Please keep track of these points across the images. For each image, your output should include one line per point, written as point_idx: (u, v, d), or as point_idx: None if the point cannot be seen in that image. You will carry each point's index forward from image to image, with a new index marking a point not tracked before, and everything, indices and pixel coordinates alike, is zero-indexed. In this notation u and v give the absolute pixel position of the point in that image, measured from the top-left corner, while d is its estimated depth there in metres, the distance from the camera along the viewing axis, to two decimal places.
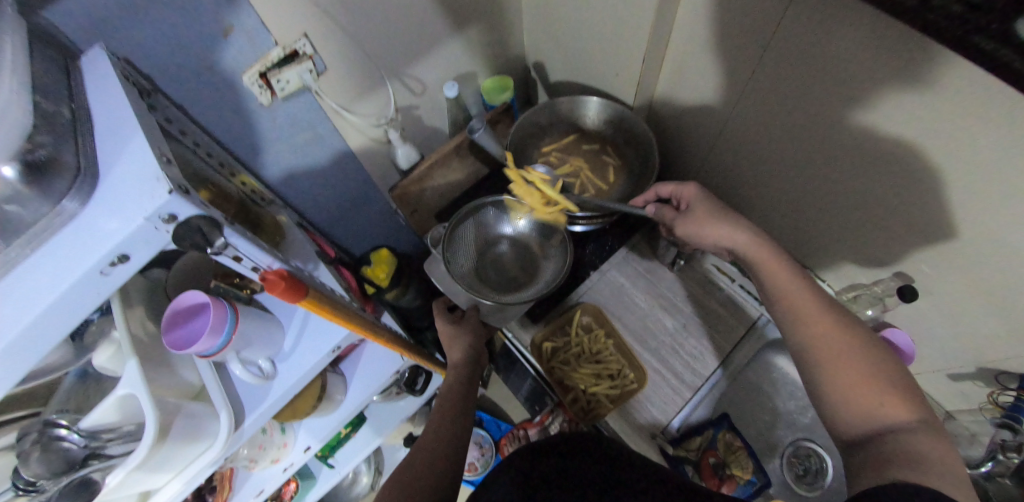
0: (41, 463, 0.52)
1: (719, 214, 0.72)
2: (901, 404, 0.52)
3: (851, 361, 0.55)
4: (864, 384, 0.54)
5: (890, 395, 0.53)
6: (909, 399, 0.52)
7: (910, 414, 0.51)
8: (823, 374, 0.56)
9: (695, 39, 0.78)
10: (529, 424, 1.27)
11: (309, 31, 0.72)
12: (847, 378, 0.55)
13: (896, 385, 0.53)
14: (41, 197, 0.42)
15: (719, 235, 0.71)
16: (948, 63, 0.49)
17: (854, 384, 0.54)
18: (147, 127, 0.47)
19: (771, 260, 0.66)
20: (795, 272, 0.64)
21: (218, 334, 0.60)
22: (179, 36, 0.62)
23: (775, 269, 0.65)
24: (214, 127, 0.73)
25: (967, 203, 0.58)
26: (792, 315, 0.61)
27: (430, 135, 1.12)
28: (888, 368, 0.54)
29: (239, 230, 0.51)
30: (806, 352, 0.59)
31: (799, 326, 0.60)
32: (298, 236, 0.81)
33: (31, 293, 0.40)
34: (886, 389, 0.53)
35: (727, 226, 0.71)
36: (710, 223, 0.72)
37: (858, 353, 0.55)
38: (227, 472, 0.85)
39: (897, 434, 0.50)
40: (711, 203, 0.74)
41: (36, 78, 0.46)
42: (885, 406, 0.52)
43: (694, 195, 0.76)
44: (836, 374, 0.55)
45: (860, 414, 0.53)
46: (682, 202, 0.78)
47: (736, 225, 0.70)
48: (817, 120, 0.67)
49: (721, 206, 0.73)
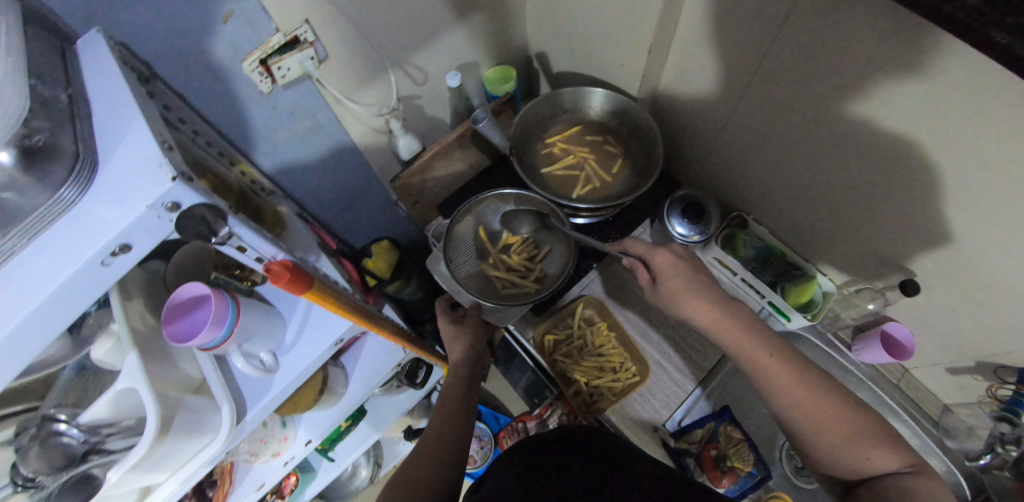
0: (41, 459, 0.51)
1: (692, 287, 0.68)
2: (887, 451, 0.53)
3: (832, 422, 0.55)
4: (847, 442, 0.54)
5: (874, 447, 0.53)
6: (892, 444, 0.53)
7: (897, 460, 0.52)
8: (806, 437, 0.57)
9: (700, 30, 0.77)
10: (528, 417, 1.27)
11: (311, 17, 0.70)
12: (830, 442, 0.55)
13: (877, 434, 0.54)
14: (35, 184, 0.41)
15: (694, 311, 0.67)
16: (959, 58, 0.49)
17: (840, 442, 0.54)
18: (148, 112, 0.46)
19: (738, 333, 0.64)
20: (761, 338, 0.63)
21: (220, 327, 0.58)
22: (177, 20, 0.60)
23: (746, 345, 0.63)
24: (213, 115, 0.72)
25: (974, 200, 0.58)
26: (766, 385, 0.60)
27: (431, 126, 1.10)
28: (865, 423, 0.55)
29: (243, 220, 0.50)
30: (788, 418, 0.58)
31: (774, 397, 0.59)
32: (299, 227, 0.79)
33: (30, 284, 0.39)
34: (870, 439, 0.53)
35: (699, 302, 0.67)
36: (687, 296, 0.68)
37: (836, 412, 0.55)
38: (226, 467, 0.83)
39: (893, 480, 0.51)
40: (686, 266, 0.70)
41: (31, 61, 0.44)
42: (871, 459, 0.53)
43: (667, 265, 0.71)
44: (820, 437, 0.55)
45: (849, 469, 0.54)
46: (654, 268, 0.72)
47: (704, 305, 0.67)
48: (826, 114, 0.67)
49: (692, 277, 0.69)
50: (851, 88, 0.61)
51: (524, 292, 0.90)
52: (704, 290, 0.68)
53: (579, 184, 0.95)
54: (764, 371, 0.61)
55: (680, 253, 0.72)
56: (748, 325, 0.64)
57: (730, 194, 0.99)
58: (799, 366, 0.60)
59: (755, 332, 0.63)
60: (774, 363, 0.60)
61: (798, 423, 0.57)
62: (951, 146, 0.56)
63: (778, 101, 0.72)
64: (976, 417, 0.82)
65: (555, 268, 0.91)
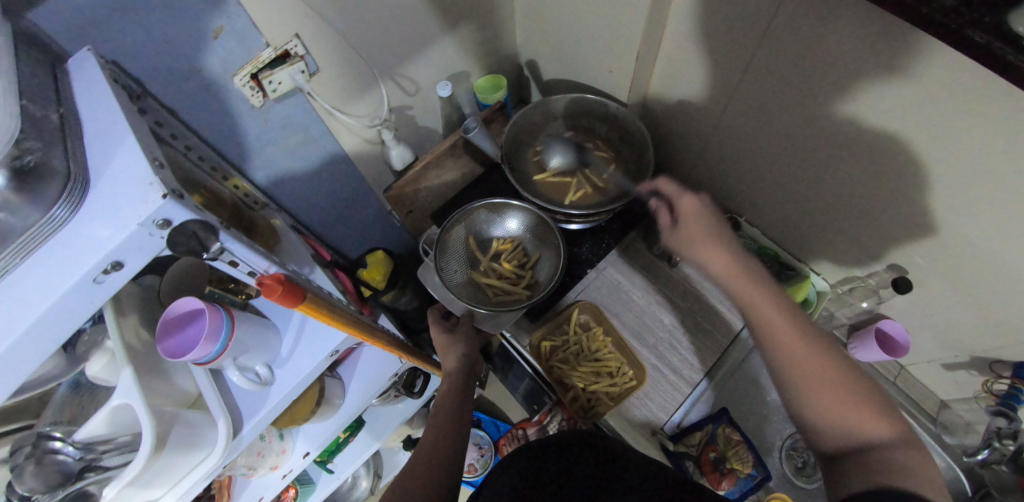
0: (36, 477, 0.50)
1: (709, 232, 0.68)
2: (879, 420, 0.51)
3: (829, 381, 0.53)
4: (841, 406, 0.52)
5: (866, 412, 0.52)
6: (884, 414, 0.52)
7: (888, 430, 0.51)
8: (803, 397, 0.54)
9: (686, 35, 0.78)
10: (527, 424, 1.28)
11: (301, 32, 0.71)
12: (827, 405, 0.53)
13: (871, 403, 0.52)
14: (28, 204, 0.41)
15: (707, 258, 0.67)
16: (940, 58, 0.50)
17: (831, 402, 0.52)
18: (139, 130, 0.46)
19: (742, 282, 0.64)
20: (768, 290, 0.62)
21: (214, 341, 0.59)
22: (168, 38, 0.61)
23: (752, 293, 0.62)
24: (205, 130, 0.72)
25: (959, 195, 0.59)
26: (773, 337, 0.58)
27: (423, 135, 1.11)
28: (861, 388, 0.53)
29: (235, 235, 0.50)
30: (785, 374, 0.56)
31: (775, 351, 0.57)
32: (293, 239, 0.80)
33: (22, 303, 0.39)
34: (863, 406, 0.52)
35: (711, 246, 0.67)
36: (699, 239, 0.68)
37: (835, 374, 0.53)
38: (225, 481, 0.83)
39: (881, 451, 0.49)
40: (707, 216, 0.70)
41: (23, 82, 0.45)
42: (863, 425, 0.51)
43: (692, 208, 0.71)
44: (813, 394, 0.53)
45: (842, 435, 0.52)
46: (677, 211, 0.73)
47: (716, 248, 0.67)
48: (811, 115, 0.68)
49: (712, 224, 0.69)
50: (834, 88, 0.62)
51: (515, 299, 0.91)
52: (718, 238, 0.68)
53: (570, 189, 0.96)
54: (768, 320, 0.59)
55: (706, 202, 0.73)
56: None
57: (721, 196, 0.99)
58: (802, 325, 0.58)
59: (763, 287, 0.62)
60: (778, 317, 0.59)
61: (795, 380, 0.55)
62: (934, 144, 0.57)
63: (765, 103, 0.73)
64: (973, 412, 0.82)
65: (545, 275, 0.92)
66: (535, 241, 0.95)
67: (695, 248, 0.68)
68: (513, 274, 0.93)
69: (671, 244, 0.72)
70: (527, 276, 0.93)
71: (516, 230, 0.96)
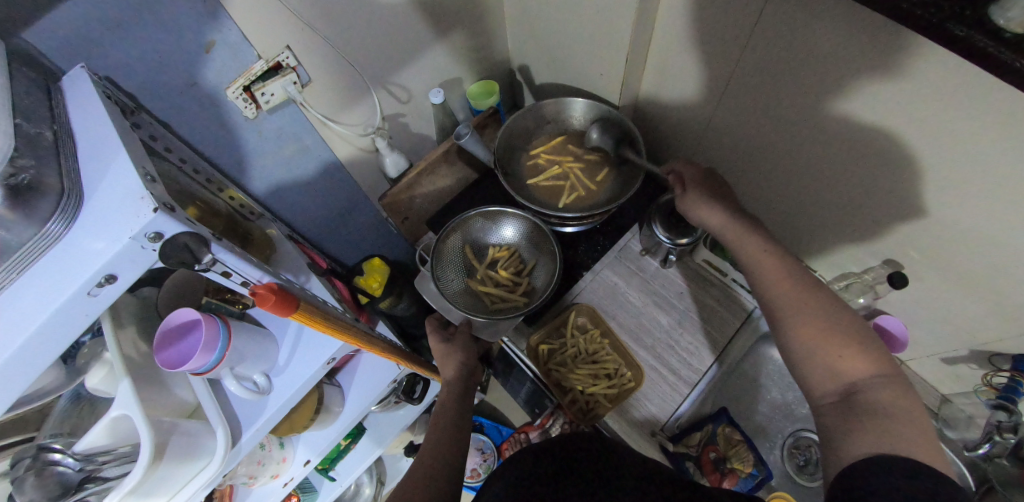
0: (37, 488, 0.50)
1: (706, 194, 0.72)
2: (859, 358, 0.52)
3: (812, 319, 0.55)
4: (824, 344, 0.53)
5: (848, 350, 0.52)
6: (867, 351, 0.52)
7: (869, 367, 0.51)
8: (791, 335, 0.56)
9: (674, 36, 0.79)
10: (529, 428, 1.30)
11: (293, 44, 0.73)
12: (811, 342, 0.54)
13: (855, 341, 0.53)
14: (23, 221, 0.42)
15: (705, 217, 0.71)
16: (924, 51, 0.50)
17: (814, 343, 0.54)
18: (131, 145, 0.47)
19: (734, 232, 0.67)
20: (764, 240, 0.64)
21: (211, 351, 0.59)
22: (161, 53, 0.62)
23: (748, 243, 0.65)
24: (199, 142, 0.73)
25: (948, 187, 0.59)
26: (764, 283, 0.62)
27: (418, 142, 1.12)
28: (845, 328, 0.54)
29: (227, 246, 0.51)
30: (777, 318, 0.59)
31: (768, 288, 0.61)
32: (289, 248, 0.81)
33: (18, 317, 0.40)
34: (848, 343, 0.53)
35: (704, 204, 0.71)
36: (699, 200, 0.72)
37: (817, 313, 0.55)
38: (226, 490, 0.83)
39: (862, 391, 0.50)
40: (707, 182, 0.74)
41: (18, 100, 0.46)
42: (843, 361, 0.52)
43: (693, 176, 0.75)
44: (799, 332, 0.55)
45: (825, 370, 0.53)
46: (682, 179, 0.76)
47: (709, 205, 0.71)
48: (800, 112, 0.68)
49: (710, 185, 0.73)
50: (821, 85, 0.62)
51: (512, 306, 0.91)
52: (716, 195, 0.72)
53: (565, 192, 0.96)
54: (762, 269, 0.63)
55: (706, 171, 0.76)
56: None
57: None
58: (791, 268, 0.61)
59: (757, 234, 0.65)
60: (774, 263, 0.62)
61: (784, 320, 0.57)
62: (923, 137, 0.57)
63: (754, 100, 0.73)
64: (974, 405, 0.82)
65: (542, 282, 0.92)
66: (532, 248, 0.96)
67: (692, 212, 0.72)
68: (510, 282, 0.94)
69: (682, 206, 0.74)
70: (523, 283, 0.93)
71: (512, 237, 0.97)
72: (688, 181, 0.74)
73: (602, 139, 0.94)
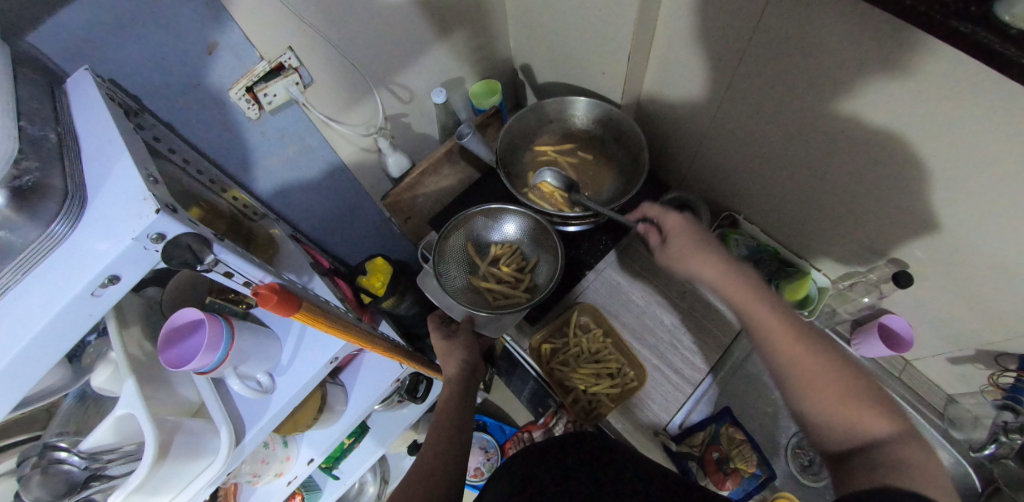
0: (42, 486, 0.51)
1: (702, 245, 0.68)
2: (881, 416, 0.51)
3: (828, 382, 0.53)
4: (844, 406, 0.52)
5: (869, 410, 0.52)
6: (884, 408, 0.52)
7: (889, 424, 0.51)
8: (804, 397, 0.55)
9: (678, 34, 0.78)
10: (534, 427, 1.28)
11: (294, 44, 0.73)
12: (823, 403, 0.53)
13: (872, 401, 0.52)
14: (29, 222, 0.42)
15: (699, 269, 0.67)
16: (930, 48, 0.49)
17: (832, 403, 0.53)
18: (134, 146, 0.48)
19: (740, 291, 0.63)
20: (763, 295, 0.62)
21: (215, 350, 0.60)
22: (165, 54, 0.62)
23: (748, 300, 0.62)
24: (203, 144, 0.74)
25: (953, 186, 0.58)
26: (767, 342, 0.59)
27: (420, 142, 1.12)
28: (861, 387, 0.53)
29: (229, 246, 0.51)
30: (781, 366, 0.57)
31: (775, 355, 0.58)
32: (293, 248, 0.81)
33: (23, 317, 0.40)
34: (864, 403, 0.52)
35: (702, 258, 0.67)
36: (692, 253, 0.68)
37: (835, 373, 0.54)
38: (230, 488, 0.84)
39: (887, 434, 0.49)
40: (693, 230, 0.70)
41: (22, 103, 0.46)
42: (865, 423, 0.51)
43: (677, 225, 0.72)
44: (815, 396, 0.54)
45: (845, 432, 0.52)
46: (665, 230, 0.73)
47: (710, 258, 0.67)
48: (804, 110, 0.68)
49: (698, 236, 0.69)
50: (826, 82, 0.62)
51: (514, 302, 0.91)
52: (712, 248, 0.67)
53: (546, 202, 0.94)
54: (765, 324, 0.59)
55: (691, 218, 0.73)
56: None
57: (719, 194, 0.99)
58: (797, 325, 0.59)
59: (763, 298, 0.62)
60: (776, 319, 0.59)
61: (797, 383, 0.55)
62: (928, 135, 0.56)
63: (758, 98, 0.72)
64: (980, 406, 0.81)
65: (544, 278, 0.92)
66: (533, 244, 0.96)
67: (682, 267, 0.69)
68: (512, 278, 0.94)
69: (666, 260, 0.72)
70: (525, 280, 0.93)
71: (513, 234, 0.97)
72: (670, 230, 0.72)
73: (557, 179, 0.94)
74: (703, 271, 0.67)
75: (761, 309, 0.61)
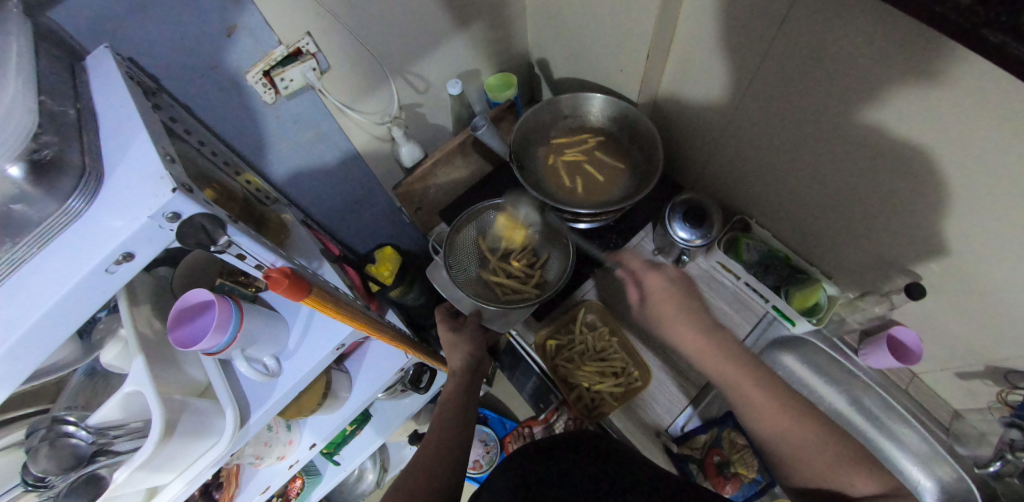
0: (51, 459, 0.52)
1: (683, 306, 0.73)
2: (866, 477, 0.56)
3: (811, 440, 0.59)
4: (829, 466, 0.58)
5: (853, 469, 0.57)
6: (865, 466, 0.57)
7: (872, 483, 0.56)
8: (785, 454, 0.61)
9: (699, 35, 0.77)
10: (534, 422, 1.28)
11: (313, 30, 0.73)
12: (809, 459, 0.59)
13: (854, 457, 0.58)
14: (46, 196, 0.42)
15: (677, 334, 0.72)
16: (959, 59, 0.48)
17: (817, 462, 0.58)
18: (152, 125, 0.48)
19: (724, 348, 0.68)
20: (740, 364, 0.67)
21: (223, 331, 0.60)
22: (184, 36, 0.62)
23: (727, 368, 0.67)
24: (219, 126, 0.74)
25: (973, 199, 0.57)
26: (745, 408, 0.64)
27: (433, 132, 1.11)
28: None
29: (243, 228, 0.51)
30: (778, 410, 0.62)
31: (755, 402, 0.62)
32: (303, 233, 0.81)
33: (40, 292, 0.40)
34: (850, 461, 0.57)
35: (684, 326, 0.71)
36: (671, 319, 0.73)
37: (817, 433, 0.60)
38: (234, 470, 0.86)
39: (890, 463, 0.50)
40: (674, 291, 0.74)
41: (41, 77, 0.46)
42: (851, 482, 0.56)
43: (660, 288, 0.75)
44: (797, 453, 0.60)
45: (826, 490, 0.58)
46: (645, 289, 0.77)
47: (689, 325, 0.71)
48: (826, 118, 0.66)
49: (680, 301, 0.73)
50: (849, 91, 0.61)
51: (523, 297, 0.91)
52: (694, 315, 0.72)
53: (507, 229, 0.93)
54: (748, 394, 0.64)
55: (673, 276, 0.77)
56: (730, 352, 0.68)
57: (732, 198, 0.98)
58: (778, 389, 0.64)
59: (738, 362, 0.67)
60: (754, 387, 0.64)
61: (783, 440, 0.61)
62: (951, 148, 0.55)
63: (777, 104, 0.72)
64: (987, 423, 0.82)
65: (555, 274, 0.93)
66: (544, 241, 0.96)
67: (669, 329, 0.72)
68: (522, 274, 0.93)
69: (647, 320, 0.76)
70: (536, 276, 0.93)
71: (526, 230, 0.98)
72: (650, 290, 0.76)
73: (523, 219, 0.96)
74: (682, 337, 0.71)
75: (739, 377, 0.66)
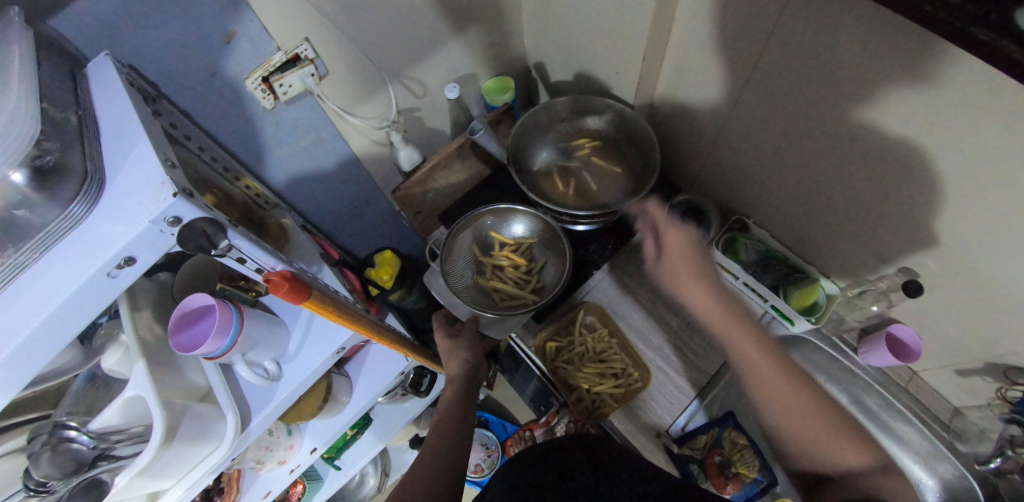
0: (52, 464, 0.52)
1: (699, 263, 0.71)
2: (861, 450, 0.56)
3: (812, 417, 0.58)
4: (829, 440, 0.57)
5: (850, 444, 0.57)
6: (863, 444, 0.57)
7: (863, 458, 0.56)
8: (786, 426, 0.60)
9: (694, 36, 0.78)
10: (535, 425, 1.28)
11: (311, 36, 0.73)
12: (811, 434, 0.58)
13: (852, 434, 0.57)
14: (49, 202, 0.43)
15: (690, 295, 0.70)
16: (949, 56, 0.49)
17: (818, 436, 0.57)
18: (152, 131, 0.48)
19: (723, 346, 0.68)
20: (751, 331, 0.65)
21: (224, 336, 0.60)
22: (184, 43, 0.63)
23: (736, 336, 0.66)
24: (219, 133, 0.75)
25: (967, 196, 0.58)
26: (750, 378, 0.63)
27: (431, 136, 1.12)
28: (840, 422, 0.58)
29: (242, 232, 0.51)
30: (782, 386, 0.60)
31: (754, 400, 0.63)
32: (303, 237, 0.83)
33: (42, 296, 0.41)
34: (848, 437, 0.57)
35: (697, 287, 0.70)
36: (686, 277, 0.71)
37: (819, 410, 0.58)
38: (235, 474, 0.85)
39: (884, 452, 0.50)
40: (690, 250, 0.72)
41: (43, 84, 0.47)
42: (846, 456, 0.56)
43: (678, 243, 0.73)
44: (796, 426, 0.59)
45: (820, 465, 0.58)
46: (663, 244, 0.75)
47: (704, 285, 0.69)
48: (819, 117, 0.67)
49: (695, 260, 0.71)
50: (843, 90, 0.61)
51: (522, 303, 0.92)
52: (707, 278, 0.70)
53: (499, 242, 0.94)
54: (756, 367, 0.63)
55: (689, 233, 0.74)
56: (738, 322, 0.66)
57: (729, 198, 0.99)
58: (784, 362, 0.62)
59: (749, 332, 0.65)
60: (762, 358, 0.63)
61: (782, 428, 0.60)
62: (944, 145, 0.56)
63: (772, 104, 0.72)
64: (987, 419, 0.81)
65: (551, 280, 0.93)
66: (541, 246, 0.96)
67: (685, 288, 0.71)
68: (519, 280, 0.94)
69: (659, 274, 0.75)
70: (533, 281, 0.94)
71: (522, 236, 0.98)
72: (667, 245, 0.74)
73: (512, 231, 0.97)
74: (699, 297, 0.69)
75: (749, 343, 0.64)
